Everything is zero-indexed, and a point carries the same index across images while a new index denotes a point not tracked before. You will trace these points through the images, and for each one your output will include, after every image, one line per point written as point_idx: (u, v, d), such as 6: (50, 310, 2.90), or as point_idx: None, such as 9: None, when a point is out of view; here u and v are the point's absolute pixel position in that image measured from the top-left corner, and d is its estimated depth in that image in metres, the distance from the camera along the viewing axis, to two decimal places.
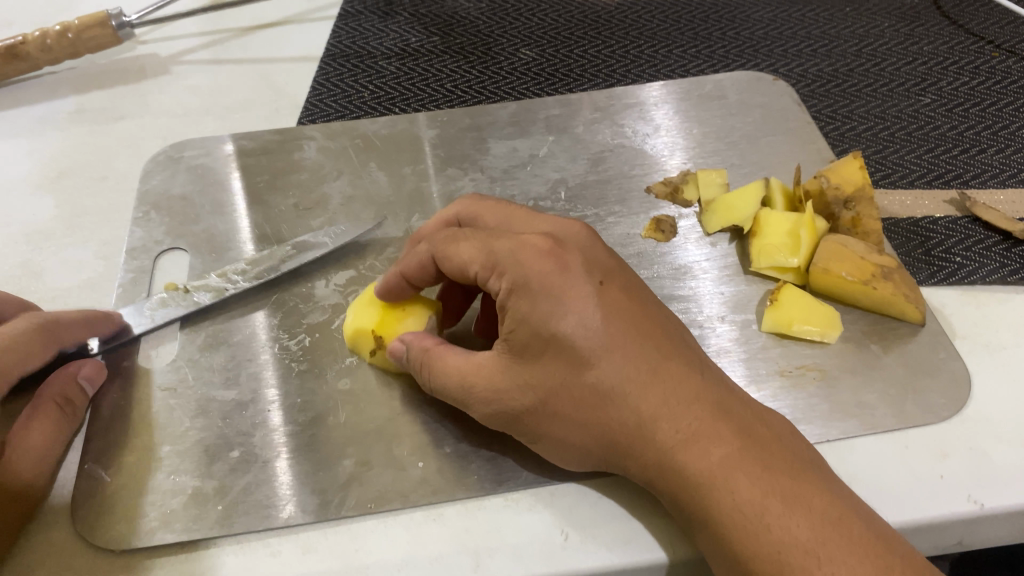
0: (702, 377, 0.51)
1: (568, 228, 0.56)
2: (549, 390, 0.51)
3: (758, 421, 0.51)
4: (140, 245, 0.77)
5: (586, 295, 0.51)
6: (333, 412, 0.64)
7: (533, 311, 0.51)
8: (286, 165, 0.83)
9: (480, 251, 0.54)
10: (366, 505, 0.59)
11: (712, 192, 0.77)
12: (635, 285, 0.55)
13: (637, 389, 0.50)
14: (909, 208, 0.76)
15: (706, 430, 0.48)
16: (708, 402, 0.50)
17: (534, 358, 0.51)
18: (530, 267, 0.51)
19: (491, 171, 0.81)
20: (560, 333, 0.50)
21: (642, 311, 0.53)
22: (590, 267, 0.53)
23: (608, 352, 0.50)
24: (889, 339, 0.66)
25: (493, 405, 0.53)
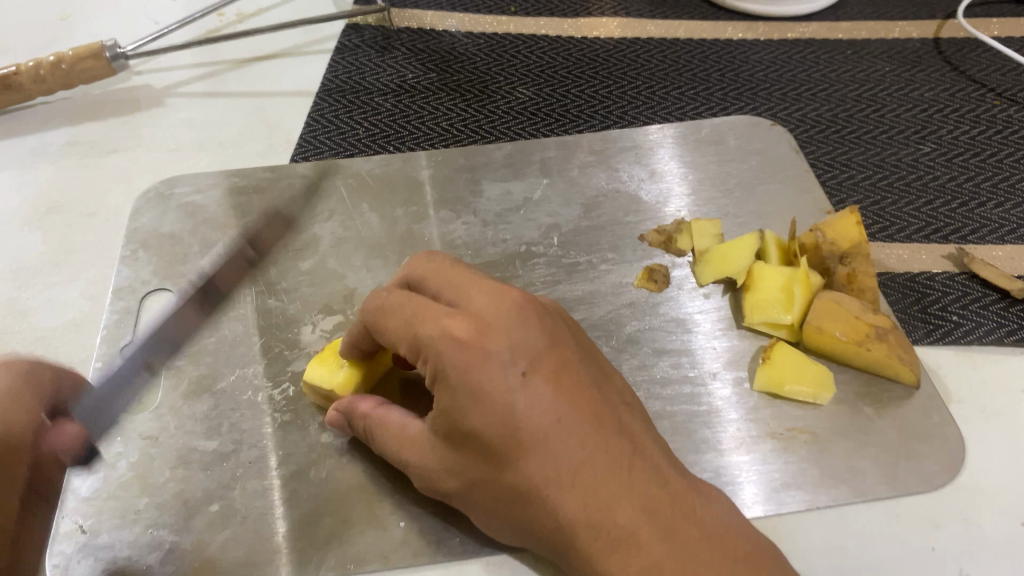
0: (632, 470, 0.50)
1: (498, 303, 0.52)
2: (476, 479, 0.52)
3: (687, 518, 0.49)
4: (126, 285, 0.76)
5: (509, 390, 0.48)
6: (316, 465, 0.63)
7: (455, 409, 0.49)
8: (278, 204, 0.82)
9: (406, 338, 0.52)
10: (346, 566, 0.58)
11: (706, 243, 0.76)
12: (572, 365, 0.52)
13: (561, 490, 0.48)
14: (905, 263, 0.75)
15: (630, 535, 0.48)
16: (637, 502, 0.49)
17: (460, 447, 0.51)
18: (450, 360, 0.49)
19: (484, 214, 0.80)
20: (481, 431, 0.49)
21: (575, 395, 0.50)
22: (516, 355, 0.50)
23: (530, 451, 0.48)
24: (882, 401, 0.65)
25: (426, 479, 0.55)
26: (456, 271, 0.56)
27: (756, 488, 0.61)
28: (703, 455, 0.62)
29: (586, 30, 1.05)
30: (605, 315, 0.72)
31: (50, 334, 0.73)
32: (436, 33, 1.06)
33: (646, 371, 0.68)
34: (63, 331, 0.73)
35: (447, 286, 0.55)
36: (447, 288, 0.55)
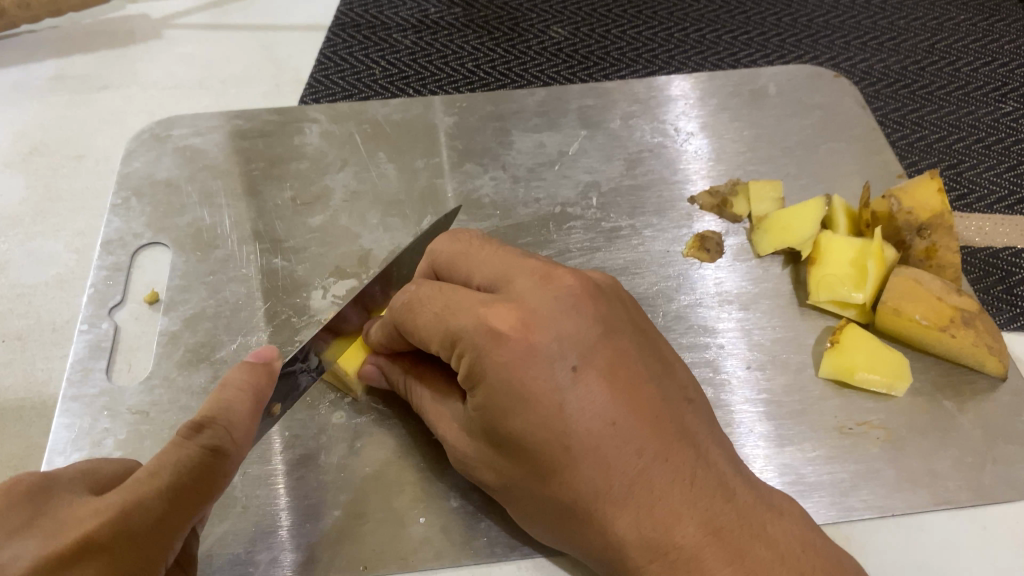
0: (697, 482, 0.42)
1: (546, 286, 0.45)
2: (514, 485, 0.45)
3: (757, 538, 0.42)
4: (117, 237, 0.68)
5: (557, 390, 0.41)
6: (326, 450, 0.56)
7: (492, 409, 0.42)
8: (285, 151, 0.74)
9: (437, 327, 0.45)
10: (358, 567, 0.51)
11: (765, 208, 0.68)
12: (633, 358, 0.44)
13: (614, 507, 0.41)
14: (987, 236, 0.67)
15: (691, 558, 0.41)
16: (700, 518, 0.41)
17: (498, 451, 0.44)
18: (489, 354, 0.42)
19: (515, 169, 0.72)
20: (524, 436, 0.42)
21: (634, 394, 0.42)
22: (567, 349, 0.42)
23: (581, 462, 0.41)
24: (964, 394, 0.58)
25: (465, 466, 0.48)
26: (495, 248, 0.49)
27: (824, 490, 0.53)
28: (759, 450, 0.55)
29: None
30: (650, 287, 0.64)
31: (30, 292, 0.66)
32: None
33: (696, 352, 0.60)
34: (46, 289, 0.66)
35: (482, 268, 0.47)
36: (483, 270, 0.47)
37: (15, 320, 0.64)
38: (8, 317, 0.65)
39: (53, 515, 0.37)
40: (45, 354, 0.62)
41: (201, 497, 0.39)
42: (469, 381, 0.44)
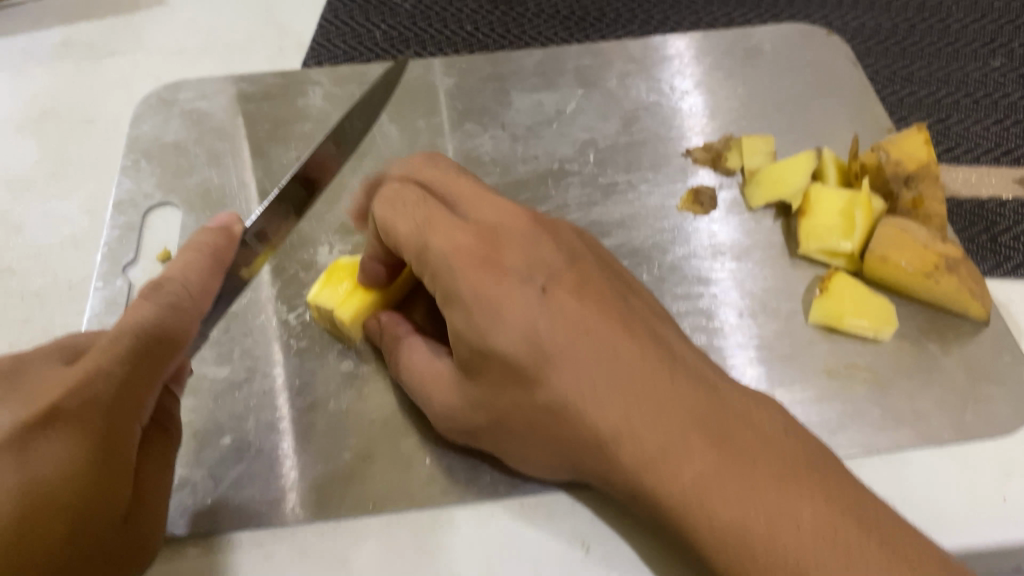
0: (676, 379, 0.45)
1: (508, 214, 0.50)
2: (504, 408, 0.47)
3: (742, 423, 0.44)
4: (128, 197, 0.70)
5: (526, 305, 0.45)
6: (335, 396, 0.59)
7: (469, 325, 0.46)
8: (290, 113, 0.76)
9: (411, 239, 0.49)
10: (367, 505, 0.54)
11: (758, 161, 0.70)
12: (596, 282, 0.48)
13: (596, 405, 0.44)
14: (973, 187, 0.69)
15: (676, 447, 0.43)
16: (679, 408, 0.44)
17: (482, 373, 0.47)
18: (459, 270, 0.46)
19: (513, 128, 0.74)
20: (502, 349, 0.45)
21: (599, 306, 0.47)
22: (530, 269, 0.47)
23: (557, 365, 0.45)
24: (949, 338, 0.60)
25: (449, 422, 0.51)
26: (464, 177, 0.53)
27: (811, 428, 0.56)
28: None
29: None
30: (646, 240, 0.66)
31: (46, 251, 0.68)
32: None
33: (690, 301, 0.63)
34: (61, 248, 0.68)
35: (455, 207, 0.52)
36: (455, 202, 0.51)
37: (31, 278, 0.67)
38: (25, 275, 0.67)
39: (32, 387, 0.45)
40: (63, 310, 0.65)
41: (158, 359, 0.47)
42: (442, 304, 0.47)
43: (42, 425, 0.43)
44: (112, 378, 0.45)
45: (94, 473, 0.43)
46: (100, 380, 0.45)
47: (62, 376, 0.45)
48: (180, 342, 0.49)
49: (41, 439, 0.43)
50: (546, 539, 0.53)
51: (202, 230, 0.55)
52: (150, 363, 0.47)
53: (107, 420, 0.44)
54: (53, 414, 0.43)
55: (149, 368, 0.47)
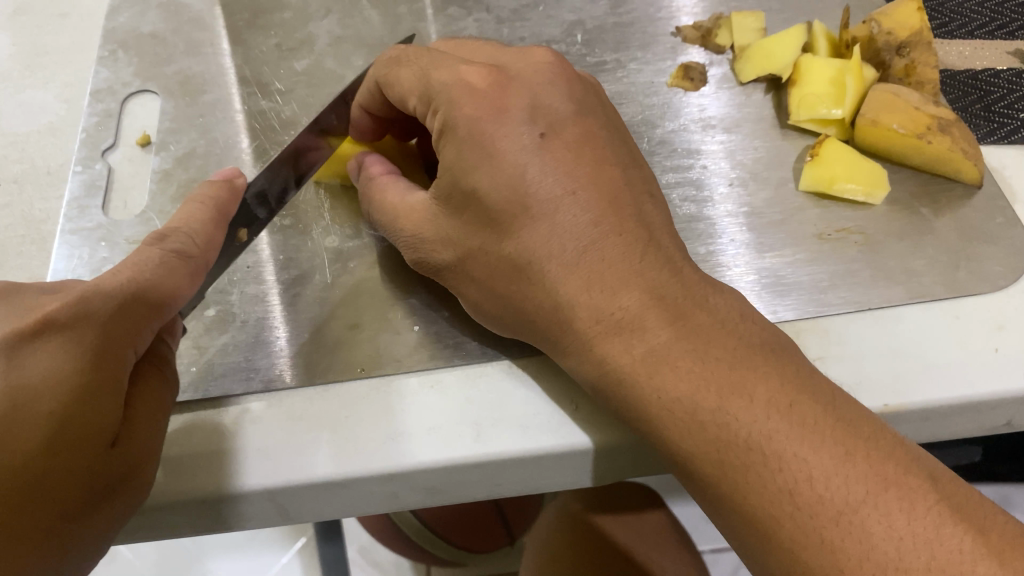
0: (647, 258, 0.44)
1: (524, 63, 0.48)
2: (471, 248, 0.47)
3: (701, 307, 0.43)
4: (105, 86, 0.69)
5: (521, 150, 0.44)
6: (320, 270, 0.59)
7: (457, 160, 0.45)
8: (270, 2, 0.74)
9: (417, 81, 0.48)
10: (356, 370, 0.53)
11: (748, 37, 0.68)
12: (598, 143, 0.46)
13: (563, 268, 0.43)
14: (967, 60, 0.68)
15: (634, 320, 0.42)
16: (645, 285, 0.43)
17: (461, 210, 0.47)
18: (461, 108, 0.45)
19: (498, 11, 0.72)
20: (485, 191, 0.44)
21: (595, 169, 0.45)
22: (535, 114, 0.45)
23: (535, 218, 0.44)
24: (941, 202, 0.59)
25: (418, 252, 0.50)
26: (487, 43, 0.52)
27: (801, 289, 0.55)
28: (740, 258, 0.57)
29: None
30: (634, 116, 0.65)
31: (23, 139, 0.67)
32: None
33: (680, 173, 0.62)
34: (38, 136, 0.67)
35: (481, 55, 0.50)
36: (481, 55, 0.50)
37: (9, 165, 0.65)
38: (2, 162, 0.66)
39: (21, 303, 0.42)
40: (42, 195, 0.64)
41: (155, 298, 0.44)
42: (440, 137, 0.47)
43: (33, 334, 0.40)
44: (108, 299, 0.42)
45: (77, 390, 0.40)
46: (87, 302, 0.42)
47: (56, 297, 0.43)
48: (178, 291, 0.46)
49: (29, 351, 0.40)
50: (537, 401, 0.52)
51: (208, 184, 0.52)
52: (145, 302, 0.44)
53: (93, 339, 0.41)
54: (43, 325, 0.40)
55: (144, 299, 0.44)
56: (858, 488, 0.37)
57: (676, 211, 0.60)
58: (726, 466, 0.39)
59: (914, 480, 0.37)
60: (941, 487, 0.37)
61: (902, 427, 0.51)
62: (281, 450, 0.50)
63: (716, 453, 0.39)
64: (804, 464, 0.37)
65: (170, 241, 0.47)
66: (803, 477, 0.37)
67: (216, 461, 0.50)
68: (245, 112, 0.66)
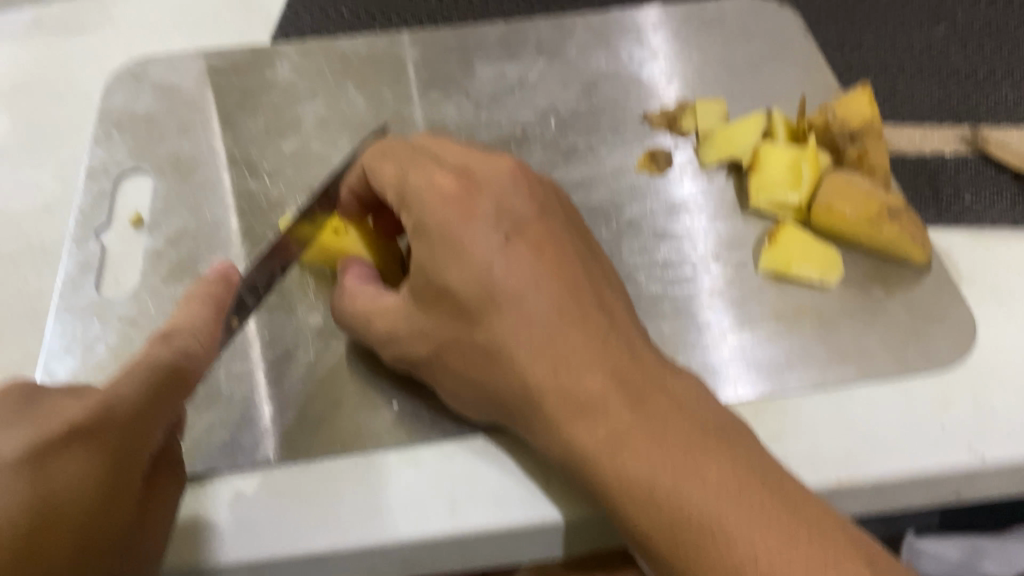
0: (609, 343, 0.47)
1: (490, 167, 0.53)
2: (445, 338, 0.50)
3: (662, 390, 0.46)
4: (101, 166, 0.72)
5: (487, 248, 0.48)
6: (304, 347, 0.61)
7: (429, 258, 0.49)
8: (259, 82, 0.77)
9: (394, 183, 0.53)
10: (337, 447, 0.56)
11: (711, 123, 0.72)
12: (560, 239, 0.50)
13: (529, 355, 0.46)
14: (917, 145, 0.72)
15: (597, 402, 0.45)
16: (606, 369, 0.46)
17: (434, 304, 0.50)
18: (430, 212, 0.50)
19: (477, 96, 0.76)
20: (454, 285, 0.48)
21: (556, 265, 0.49)
22: (499, 216, 0.50)
23: (501, 308, 0.47)
24: (891, 283, 0.63)
25: (393, 346, 0.53)
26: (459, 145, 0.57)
27: (759, 369, 0.59)
28: (702, 337, 0.60)
29: None
30: (604, 198, 0.69)
31: (21, 217, 0.70)
32: None
33: (646, 254, 0.65)
34: (35, 214, 0.70)
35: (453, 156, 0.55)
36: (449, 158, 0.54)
37: (7, 243, 0.68)
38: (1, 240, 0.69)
39: (40, 406, 0.44)
40: (38, 273, 0.67)
41: (172, 403, 0.49)
42: (413, 236, 0.51)
43: (60, 443, 0.43)
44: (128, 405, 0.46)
45: (103, 493, 0.43)
46: (111, 410, 0.45)
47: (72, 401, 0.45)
48: (185, 382, 0.50)
49: (54, 458, 0.42)
50: (510, 478, 0.54)
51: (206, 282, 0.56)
52: (164, 405, 0.48)
53: (117, 447, 0.45)
54: (71, 435, 0.43)
55: (161, 401, 0.48)
56: (801, 567, 0.39)
57: (643, 290, 0.63)
58: (682, 545, 0.42)
59: (852, 562, 0.40)
60: (877, 567, 0.40)
61: (853, 500, 0.54)
62: (268, 527, 0.53)
63: (673, 533, 0.42)
64: (750, 542, 0.40)
65: (175, 339, 0.52)
66: (750, 557, 0.40)
67: (203, 539, 0.52)
68: (234, 192, 0.69)
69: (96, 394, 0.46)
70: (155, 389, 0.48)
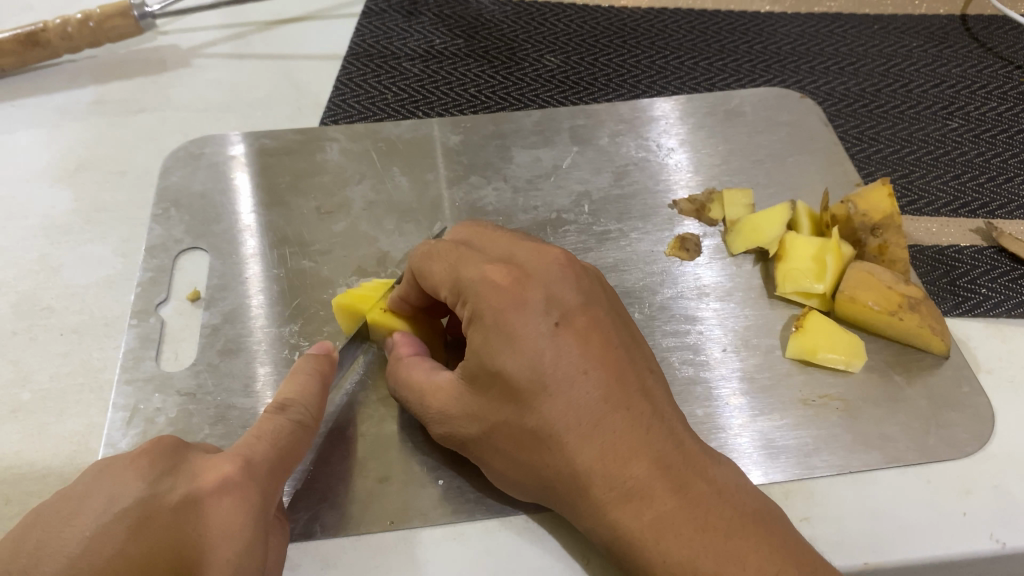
0: (651, 431, 0.50)
1: (538, 255, 0.55)
2: (495, 421, 0.52)
3: (699, 475, 0.50)
4: (159, 243, 0.76)
5: (539, 338, 0.50)
6: (353, 424, 0.64)
7: (484, 346, 0.51)
8: (309, 166, 0.82)
9: (448, 274, 0.55)
10: (387, 521, 0.59)
11: (738, 212, 0.77)
12: (605, 326, 0.53)
13: (579, 441, 0.49)
14: (934, 236, 0.76)
15: (643, 488, 0.48)
16: (650, 456, 0.49)
17: (486, 388, 0.52)
18: (486, 300, 0.52)
19: (515, 181, 0.81)
20: (508, 373, 0.50)
21: (602, 352, 0.51)
22: (550, 303, 0.52)
23: (553, 396, 0.50)
24: (912, 371, 0.66)
25: (442, 425, 0.56)
26: (503, 232, 0.60)
27: (790, 453, 0.61)
28: (735, 420, 0.63)
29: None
30: (638, 282, 0.72)
31: (83, 291, 0.74)
32: (462, 0, 1.07)
33: (678, 337, 0.69)
34: (97, 288, 0.74)
35: (500, 244, 0.57)
36: (497, 249, 0.57)
37: (69, 315, 0.72)
38: (64, 312, 0.72)
39: (188, 464, 0.49)
40: (99, 345, 0.69)
41: (285, 464, 0.53)
42: (467, 323, 0.53)
43: (212, 490, 0.47)
44: (261, 462, 0.51)
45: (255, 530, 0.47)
46: (252, 459, 0.51)
47: (212, 460, 0.50)
48: (299, 455, 0.55)
49: (209, 501, 0.46)
50: (551, 556, 0.57)
51: (309, 355, 0.60)
52: (280, 464, 0.53)
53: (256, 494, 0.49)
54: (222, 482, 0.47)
55: (279, 461, 0.52)
56: None
57: (676, 373, 0.66)
58: None
59: None
60: None
61: None
62: None
63: None
64: None
65: (291, 411, 0.56)
66: None
67: None
68: (286, 271, 0.73)
69: (236, 452, 0.51)
70: (279, 449, 0.53)
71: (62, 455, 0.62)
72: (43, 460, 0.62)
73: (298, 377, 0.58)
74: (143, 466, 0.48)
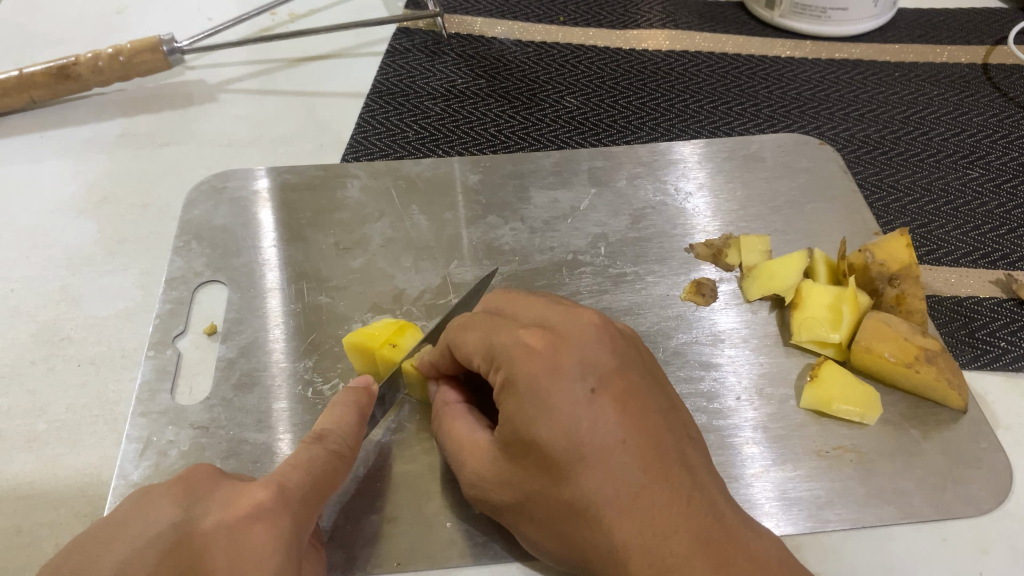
0: (692, 503, 0.48)
1: (572, 319, 0.54)
2: (531, 490, 0.51)
3: (742, 552, 0.48)
4: (179, 276, 0.77)
5: (575, 404, 0.49)
6: (364, 462, 0.64)
7: (520, 414, 0.50)
8: (329, 203, 0.83)
9: (482, 341, 0.55)
10: (394, 563, 0.58)
11: (754, 258, 0.76)
12: (642, 393, 0.52)
13: (616, 514, 0.48)
14: (953, 287, 0.75)
15: (684, 564, 0.46)
16: (690, 530, 0.47)
17: (521, 457, 0.51)
18: (521, 368, 0.51)
19: (532, 222, 0.81)
20: (544, 442, 0.49)
21: (640, 419, 0.50)
22: (586, 370, 0.50)
23: (591, 468, 0.48)
24: (929, 424, 0.65)
25: (479, 490, 0.55)
26: (538, 297, 0.59)
27: (803, 505, 0.61)
28: (749, 469, 0.63)
29: (634, 42, 1.08)
30: (652, 326, 0.72)
31: (102, 322, 0.74)
32: (485, 40, 1.08)
33: (692, 383, 0.68)
34: (116, 319, 0.75)
35: (534, 310, 0.56)
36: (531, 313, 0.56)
37: (88, 346, 0.73)
38: (82, 343, 0.73)
39: (227, 490, 0.49)
40: (115, 376, 0.70)
41: (322, 490, 0.52)
42: (502, 391, 0.52)
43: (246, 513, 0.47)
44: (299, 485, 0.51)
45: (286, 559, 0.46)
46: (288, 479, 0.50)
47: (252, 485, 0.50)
48: (335, 485, 0.54)
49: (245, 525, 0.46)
50: None
51: (348, 390, 0.59)
52: (317, 491, 0.52)
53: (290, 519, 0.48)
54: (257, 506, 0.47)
55: (318, 495, 0.52)
56: None
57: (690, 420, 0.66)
58: None
59: None
60: None
61: None
62: None
63: None
64: None
65: (329, 440, 0.55)
66: None
67: None
68: (303, 307, 0.74)
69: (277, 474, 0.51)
70: (317, 478, 0.52)
71: (74, 486, 0.62)
72: (55, 492, 0.62)
73: (336, 411, 0.57)
74: (179, 501, 0.48)
